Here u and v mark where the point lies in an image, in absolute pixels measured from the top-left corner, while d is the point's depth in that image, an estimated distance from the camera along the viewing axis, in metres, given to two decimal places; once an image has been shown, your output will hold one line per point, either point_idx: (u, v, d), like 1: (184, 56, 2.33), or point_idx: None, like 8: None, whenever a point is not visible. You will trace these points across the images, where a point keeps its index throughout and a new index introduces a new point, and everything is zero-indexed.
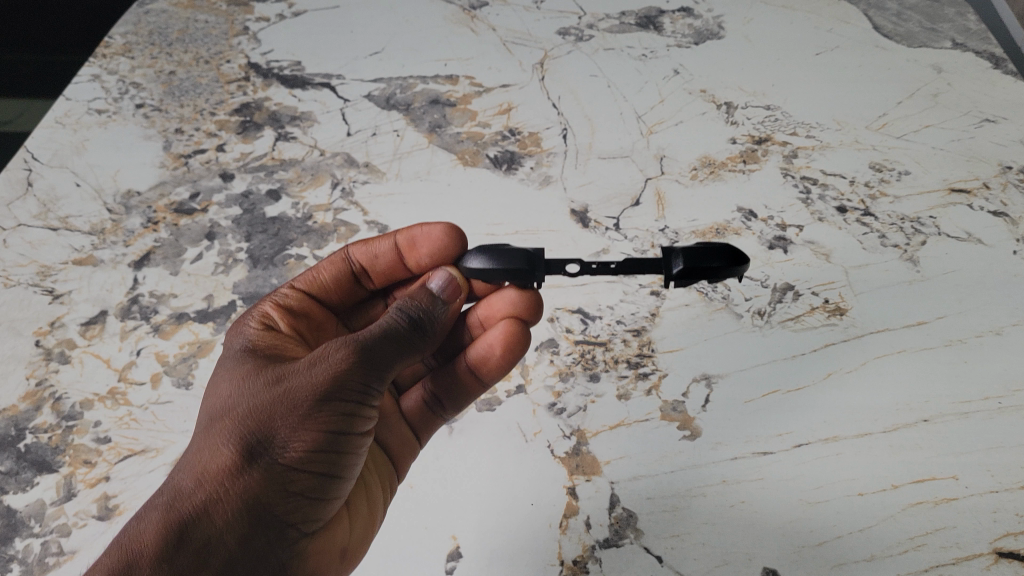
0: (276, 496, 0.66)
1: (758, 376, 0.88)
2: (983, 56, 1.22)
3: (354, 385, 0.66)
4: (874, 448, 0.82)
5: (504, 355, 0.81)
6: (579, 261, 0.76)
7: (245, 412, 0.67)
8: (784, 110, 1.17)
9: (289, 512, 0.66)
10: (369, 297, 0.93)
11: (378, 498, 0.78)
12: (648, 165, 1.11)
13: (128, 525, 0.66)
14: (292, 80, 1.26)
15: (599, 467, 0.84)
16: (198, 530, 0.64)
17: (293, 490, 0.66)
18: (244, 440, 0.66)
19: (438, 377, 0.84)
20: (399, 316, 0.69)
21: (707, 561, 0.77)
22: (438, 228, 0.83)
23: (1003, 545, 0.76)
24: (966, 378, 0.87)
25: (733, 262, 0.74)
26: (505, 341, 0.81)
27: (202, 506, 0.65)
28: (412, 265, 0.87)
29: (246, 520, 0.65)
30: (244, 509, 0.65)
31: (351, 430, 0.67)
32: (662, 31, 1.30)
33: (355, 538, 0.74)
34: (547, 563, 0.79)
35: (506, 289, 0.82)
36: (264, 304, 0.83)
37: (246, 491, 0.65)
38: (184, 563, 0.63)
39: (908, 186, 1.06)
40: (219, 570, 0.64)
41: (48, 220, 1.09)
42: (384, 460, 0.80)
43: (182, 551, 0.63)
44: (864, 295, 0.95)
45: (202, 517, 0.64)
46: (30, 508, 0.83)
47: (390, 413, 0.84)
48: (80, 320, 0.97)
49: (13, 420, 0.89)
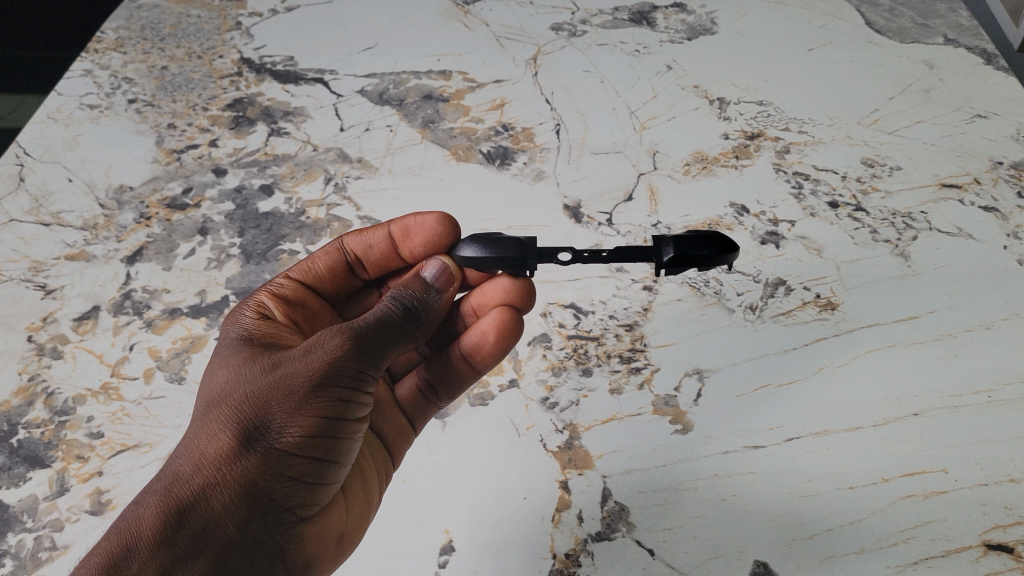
0: (274, 480, 0.66)
1: (749, 370, 0.89)
2: (975, 52, 1.23)
3: (349, 371, 0.66)
4: (864, 442, 0.83)
5: (497, 342, 0.81)
6: (571, 249, 0.77)
7: (241, 398, 0.67)
8: (777, 106, 1.17)
9: (287, 497, 0.67)
10: (364, 287, 0.93)
11: (375, 485, 0.79)
12: (641, 161, 1.12)
13: (126, 510, 0.66)
14: (285, 76, 1.25)
15: (591, 461, 0.84)
16: (197, 514, 0.65)
17: (291, 475, 0.67)
18: (240, 425, 0.66)
19: (431, 365, 0.84)
20: (393, 302, 0.70)
21: (698, 554, 0.77)
22: (431, 217, 0.83)
23: (992, 538, 0.76)
24: (956, 372, 0.87)
25: (723, 250, 0.74)
26: (498, 328, 0.81)
27: (200, 490, 0.65)
28: (406, 255, 0.87)
29: (244, 504, 0.65)
30: (242, 493, 0.65)
31: (348, 415, 0.68)
32: (655, 27, 1.31)
33: (353, 522, 0.74)
34: (539, 556, 0.79)
35: (499, 277, 0.83)
36: (260, 294, 0.83)
37: (244, 476, 0.65)
38: (183, 547, 0.64)
39: (899, 181, 1.06)
40: (218, 553, 0.65)
41: (41, 216, 1.08)
42: (380, 448, 0.81)
43: (180, 534, 0.64)
44: (856, 290, 0.95)
45: (200, 502, 0.65)
46: (23, 503, 0.83)
47: (386, 402, 0.84)
48: (73, 315, 0.97)
49: (6, 415, 0.89)
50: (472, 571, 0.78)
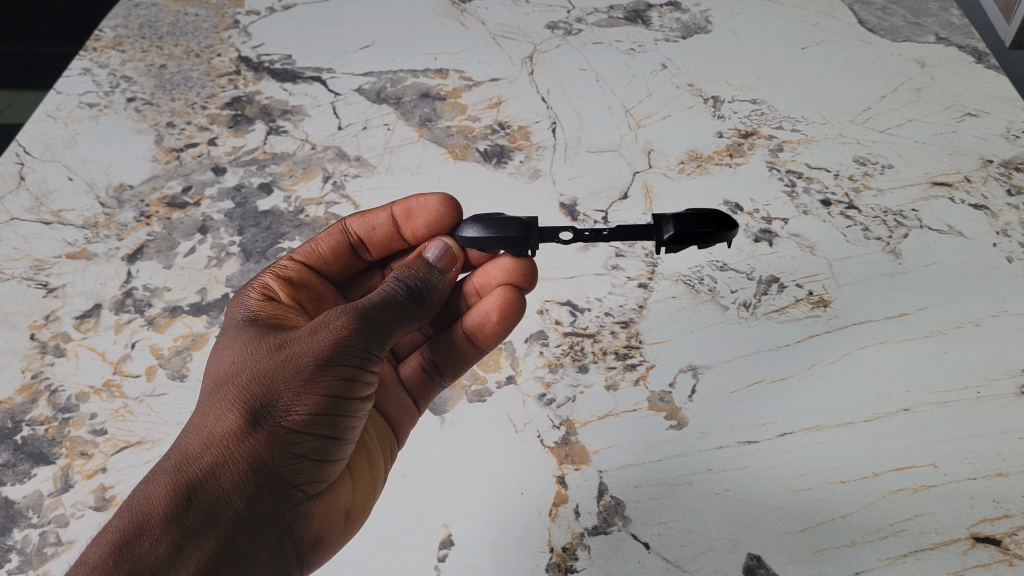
0: (280, 458, 0.67)
1: (743, 367, 0.90)
2: (966, 51, 1.24)
3: (354, 350, 0.68)
4: (855, 437, 0.84)
5: (500, 322, 0.83)
6: (572, 228, 0.78)
7: (248, 377, 0.69)
8: (770, 104, 1.19)
9: (294, 473, 0.68)
10: (368, 268, 0.94)
11: (378, 461, 0.80)
12: (636, 159, 1.13)
13: (137, 489, 0.67)
14: (283, 74, 1.27)
15: (588, 456, 0.85)
16: (207, 491, 0.66)
17: (298, 452, 0.68)
18: (248, 405, 0.67)
19: (434, 344, 0.85)
20: (397, 283, 0.71)
21: (693, 547, 0.79)
22: (434, 198, 0.84)
23: (979, 530, 0.78)
24: (945, 368, 0.89)
25: (722, 227, 0.75)
26: (501, 308, 0.82)
27: (209, 467, 0.66)
28: (409, 237, 0.88)
29: (253, 482, 0.67)
30: (250, 471, 0.67)
31: (353, 394, 0.69)
32: (650, 25, 1.32)
33: (359, 500, 0.76)
34: (537, 550, 0.80)
35: (500, 257, 0.84)
36: (263, 276, 0.84)
37: (252, 454, 0.67)
38: (194, 523, 0.65)
39: (891, 179, 1.08)
40: (228, 528, 0.66)
41: (41, 214, 1.09)
42: (384, 425, 0.83)
43: (191, 510, 0.65)
44: (848, 287, 0.97)
45: (209, 479, 0.66)
46: (28, 499, 0.84)
47: (389, 380, 0.85)
48: (74, 314, 0.98)
49: (10, 413, 0.90)
50: (471, 564, 0.80)
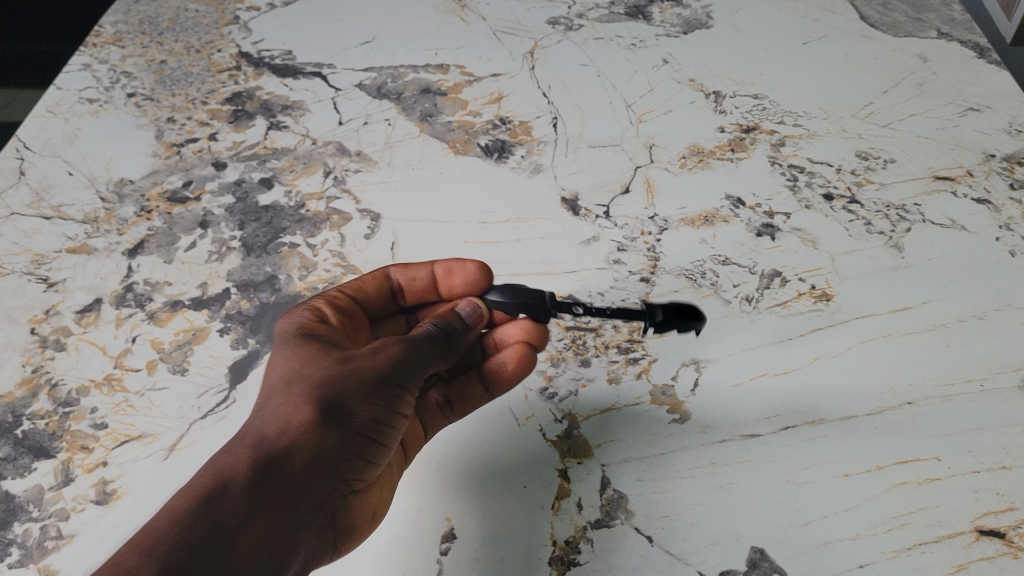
0: (345, 455, 0.71)
1: (746, 361, 0.90)
2: (968, 46, 1.25)
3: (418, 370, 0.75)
4: (859, 430, 0.83)
5: (514, 373, 0.85)
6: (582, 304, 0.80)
7: (323, 376, 0.72)
8: (772, 99, 1.19)
9: (351, 471, 0.71)
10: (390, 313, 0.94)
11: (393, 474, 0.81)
12: (637, 154, 1.13)
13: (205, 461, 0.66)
14: (284, 69, 1.27)
15: (590, 450, 0.84)
16: (281, 472, 0.67)
17: (357, 453, 0.72)
18: (324, 400, 0.70)
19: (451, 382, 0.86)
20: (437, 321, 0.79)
21: (697, 540, 0.77)
22: (474, 263, 0.85)
23: (984, 523, 0.77)
24: (948, 361, 0.89)
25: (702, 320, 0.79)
26: (517, 360, 0.85)
27: (286, 450, 0.68)
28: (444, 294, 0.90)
29: (319, 471, 0.69)
30: (319, 460, 0.69)
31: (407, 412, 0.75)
32: (652, 21, 1.34)
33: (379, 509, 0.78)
34: (540, 544, 0.78)
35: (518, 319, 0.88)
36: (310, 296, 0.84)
37: (324, 445, 0.69)
38: (269, 499, 0.66)
39: (893, 174, 1.08)
40: (292, 511, 0.67)
41: (42, 209, 1.09)
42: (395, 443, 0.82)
43: (269, 485, 0.66)
44: (850, 281, 0.97)
45: (285, 461, 0.67)
46: (28, 493, 0.81)
47: None
48: (75, 308, 0.97)
49: (10, 407, 0.88)
50: (474, 559, 0.77)
